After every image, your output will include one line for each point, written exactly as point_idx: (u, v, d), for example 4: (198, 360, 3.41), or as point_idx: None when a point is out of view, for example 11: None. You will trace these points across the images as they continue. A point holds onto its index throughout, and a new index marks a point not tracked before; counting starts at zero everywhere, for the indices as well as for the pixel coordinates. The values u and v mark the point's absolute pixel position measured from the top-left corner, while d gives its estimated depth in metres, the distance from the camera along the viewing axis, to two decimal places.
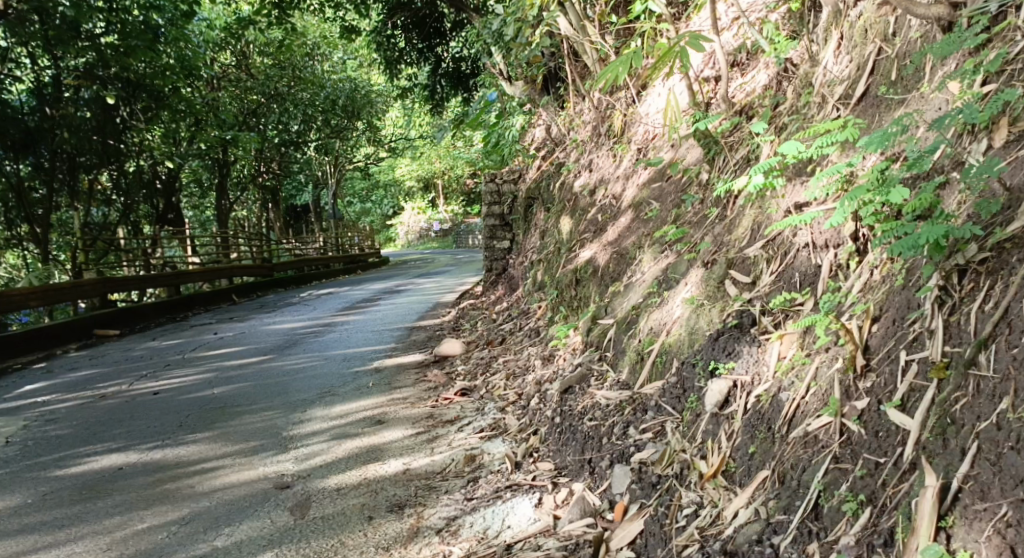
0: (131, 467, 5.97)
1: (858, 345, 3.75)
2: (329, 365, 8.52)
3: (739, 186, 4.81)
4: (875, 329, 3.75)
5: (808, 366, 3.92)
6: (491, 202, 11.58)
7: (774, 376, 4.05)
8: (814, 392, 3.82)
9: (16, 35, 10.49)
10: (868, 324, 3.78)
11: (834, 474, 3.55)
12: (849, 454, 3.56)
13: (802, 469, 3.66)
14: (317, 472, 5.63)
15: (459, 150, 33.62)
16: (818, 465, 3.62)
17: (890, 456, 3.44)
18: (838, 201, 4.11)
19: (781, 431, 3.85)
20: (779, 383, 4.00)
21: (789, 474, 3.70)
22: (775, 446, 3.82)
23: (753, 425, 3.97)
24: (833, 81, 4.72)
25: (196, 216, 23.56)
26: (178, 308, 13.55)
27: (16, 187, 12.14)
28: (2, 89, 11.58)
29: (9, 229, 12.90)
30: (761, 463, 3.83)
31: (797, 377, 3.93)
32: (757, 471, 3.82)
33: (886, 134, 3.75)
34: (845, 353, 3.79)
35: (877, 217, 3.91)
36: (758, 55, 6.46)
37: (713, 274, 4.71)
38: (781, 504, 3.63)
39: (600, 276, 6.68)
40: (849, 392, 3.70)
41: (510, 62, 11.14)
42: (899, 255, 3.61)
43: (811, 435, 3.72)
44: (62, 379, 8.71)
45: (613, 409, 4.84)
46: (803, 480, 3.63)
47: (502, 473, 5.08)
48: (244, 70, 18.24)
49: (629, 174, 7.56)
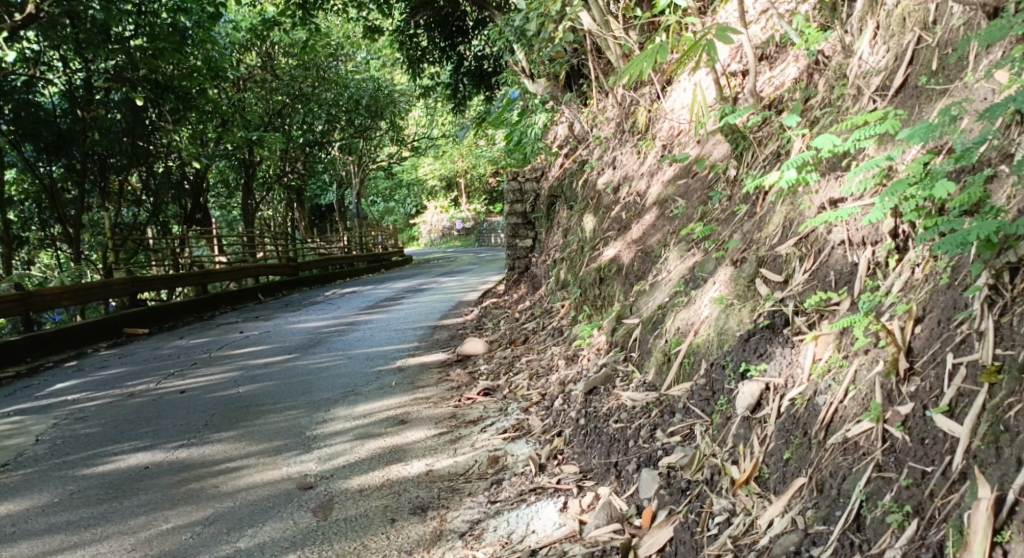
0: (156, 467, 5.91)
1: (901, 347, 3.60)
2: (352, 364, 8.44)
3: (771, 182, 4.67)
4: (918, 330, 3.60)
5: (846, 368, 3.77)
6: (513, 201, 11.44)
7: (809, 379, 3.91)
8: (853, 396, 3.68)
9: (49, 39, 10.43)
10: (911, 325, 3.63)
11: (877, 484, 3.41)
12: (893, 462, 3.41)
13: (842, 477, 3.52)
14: (340, 472, 5.55)
15: (481, 149, 33.56)
16: (859, 473, 3.48)
17: (937, 464, 3.30)
18: (878, 196, 3.96)
19: (817, 435, 3.71)
20: (815, 385, 3.86)
21: (827, 482, 3.55)
22: (811, 452, 3.68)
23: (788, 429, 3.83)
24: (868, 73, 4.57)
25: (222, 215, 23.61)
26: (204, 307, 13.54)
27: (49, 188, 12.29)
28: (33, 92, 11.62)
29: (42, 230, 13.28)
30: (797, 469, 3.69)
31: (833, 380, 3.79)
32: (793, 478, 3.68)
33: (930, 127, 3.61)
34: (886, 355, 3.65)
35: (919, 213, 3.77)
36: (788, 49, 6.33)
37: (743, 273, 4.58)
38: (820, 514, 3.49)
39: (624, 275, 6.56)
40: (891, 396, 3.55)
41: (533, 59, 11.05)
42: (944, 254, 3.48)
43: (851, 441, 3.58)
44: (91, 378, 8.70)
45: (639, 411, 4.72)
46: (844, 489, 3.48)
47: (526, 476, 4.98)
48: (269, 71, 18.28)
49: (654, 171, 7.44)
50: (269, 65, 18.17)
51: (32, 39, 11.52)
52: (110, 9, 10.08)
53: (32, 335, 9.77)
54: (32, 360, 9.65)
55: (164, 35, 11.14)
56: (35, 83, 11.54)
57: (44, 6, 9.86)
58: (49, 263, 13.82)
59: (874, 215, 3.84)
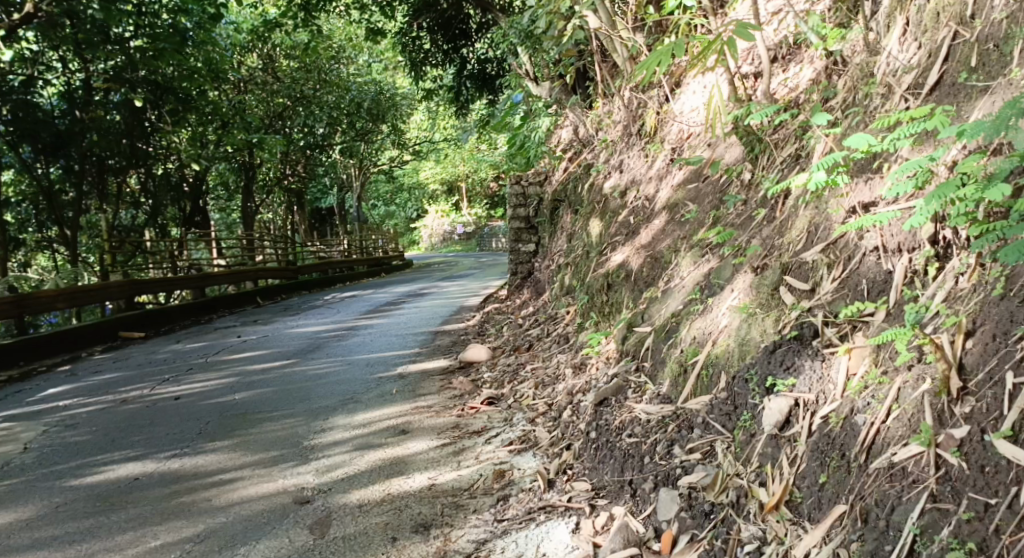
0: (147, 478, 5.67)
1: (952, 364, 3.38)
2: (352, 370, 8.20)
3: (798, 184, 4.42)
4: (970, 345, 3.38)
5: (887, 386, 3.54)
6: (516, 205, 11.21)
7: (844, 395, 3.68)
8: (897, 416, 3.44)
9: (48, 39, 10.11)
10: (962, 338, 3.40)
11: (933, 516, 3.18)
12: (950, 493, 3.19)
13: (891, 508, 3.29)
14: (338, 486, 5.31)
15: (484, 153, 33.29)
16: (911, 502, 3.25)
17: (1002, 497, 3.09)
18: (920, 198, 3.74)
19: (857, 459, 3.48)
20: (852, 403, 3.62)
21: (873, 511, 3.32)
22: (851, 476, 3.46)
23: (823, 450, 3.60)
24: (897, 71, 4.35)
25: (222, 217, 23.39)
26: (202, 311, 13.30)
27: (47, 190, 12.01)
28: (31, 93, 11.34)
29: (39, 232, 12.89)
30: (835, 495, 3.46)
31: (873, 398, 3.56)
32: (831, 505, 3.45)
33: (1002, 123, 3.35)
34: (935, 372, 3.42)
35: (970, 218, 3.55)
36: (803, 50, 6.12)
37: (766, 280, 4.35)
38: (866, 547, 3.26)
39: (633, 280, 6.33)
40: (942, 418, 3.33)
41: (538, 61, 10.83)
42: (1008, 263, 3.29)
43: (898, 467, 3.35)
44: (85, 383, 8.46)
45: (654, 425, 4.48)
46: (893, 521, 3.25)
47: (534, 492, 4.73)
48: (270, 73, 18.12)
49: (663, 174, 7.20)
50: (270, 67, 17.94)
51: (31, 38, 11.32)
52: (110, 8, 9.81)
53: (25, 338, 9.53)
54: (25, 364, 9.41)
55: (165, 35, 10.92)
56: (34, 83, 11.34)
57: (42, 4, 9.60)
58: (46, 265, 13.54)
59: (918, 218, 3.63)
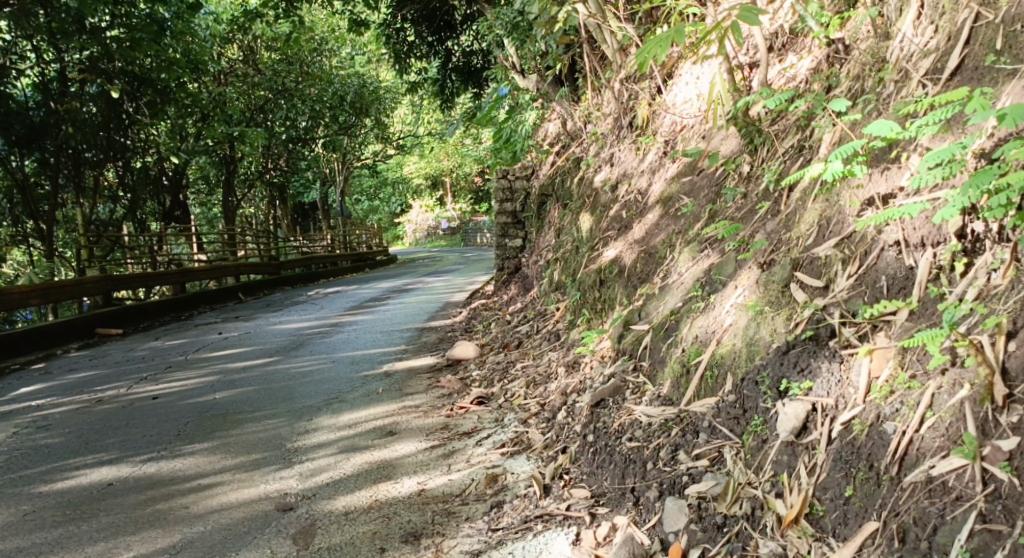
0: (121, 484, 5.42)
1: (995, 369, 3.22)
2: (337, 368, 7.95)
3: (813, 174, 4.12)
4: (1012, 348, 3.22)
5: (918, 391, 3.37)
6: (502, 199, 10.94)
7: (868, 400, 3.50)
8: (933, 425, 3.28)
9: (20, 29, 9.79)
10: (1004, 341, 3.24)
11: (984, 538, 3.03)
12: (1001, 513, 3.04)
13: (934, 528, 3.12)
14: (322, 491, 5.07)
15: (468, 148, 33.07)
16: (957, 522, 3.09)
17: None
18: (953, 191, 3.54)
19: (889, 471, 3.31)
20: (878, 409, 3.45)
21: (911, 529, 3.16)
22: (882, 489, 3.29)
23: (846, 460, 3.42)
24: (912, 56, 4.18)
25: (202, 212, 22.98)
26: (182, 307, 12.99)
27: (21, 183, 11.75)
28: (6, 85, 11.04)
29: (14, 226, 12.62)
30: (864, 510, 3.29)
31: (902, 404, 3.38)
32: (860, 521, 3.28)
33: None
34: (976, 377, 3.25)
35: (1007, 209, 3.37)
36: (801, 38, 5.90)
37: (775, 276, 4.15)
38: None
39: (625, 276, 6.11)
40: (987, 428, 3.17)
41: (524, 53, 10.40)
42: None
43: (938, 482, 3.19)
44: (59, 382, 8.17)
45: (657, 428, 4.26)
46: (937, 543, 3.10)
47: (530, 498, 4.51)
48: (252, 66, 17.96)
49: (656, 168, 6.99)
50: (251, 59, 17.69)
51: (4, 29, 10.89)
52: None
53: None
54: None
55: (141, 25, 10.53)
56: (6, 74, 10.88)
57: None
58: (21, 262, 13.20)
59: (951, 210, 3.47)
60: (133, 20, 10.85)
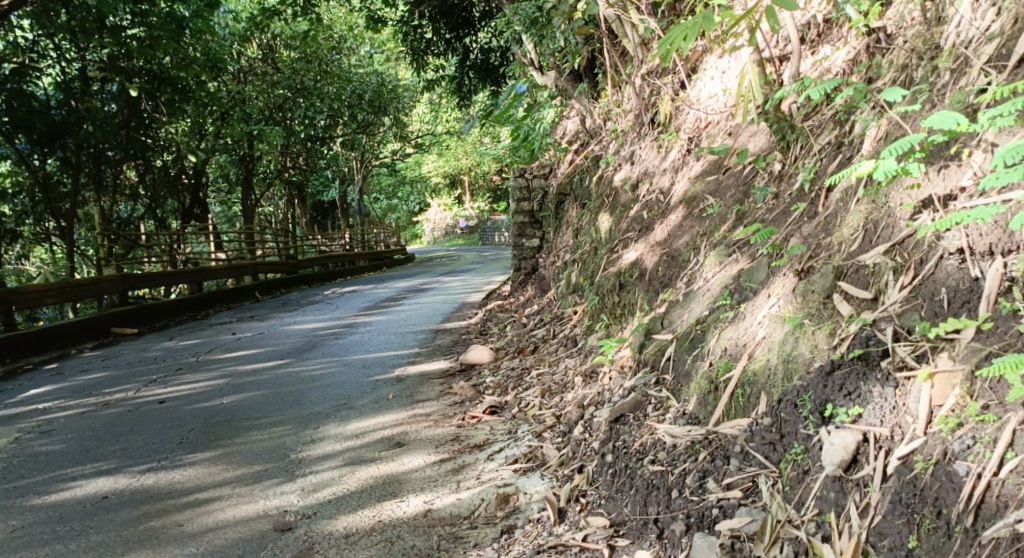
0: (116, 497, 5.08)
1: None
2: (347, 372, 7.61)
3: (863, 173, 3.62)
4: None
5: (996, 427, 3.02)
6: (520, 198, 10.56)
7: (932, 432, 3.15)
8: (1014, 469, 2.93)
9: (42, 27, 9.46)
10: None
11: None
12: None
13: None
14: (324, 509, 4.73)
15: (487, 147, 32.71)
16: None
17: None
18: None
19: (962, 521, 2.96)
20: (946, 443, 3.10)
21: None
22: (954, 542, 2.94)
23: (908, 502, 3.07)
24: (972, 41, 3.84)
25: (222, 210, 22.76)
26: (199, 306, 12.69)
27: (43, 182, 11.28)
28: (28, 83, 10.57)
29: (36, 225, 12.08)
30: None
31: (976, 441, 3.04)
32: None
33: None
34: None
35: None
36: (837, 27, 5.49)
37: (815, 286, 3.80)
38: None
39: (647, 280, 5.73)
40: None
41: (542, 50, 10.10)
42: None
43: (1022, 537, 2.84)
44: (69, 383, 7.86)
45: (682, 452, 3.89)
46: None
47: (543, 525, 4.16)
48: (269, 64, 17.57)
49: (679, 165, 6.62)
50: (271, 57, 17.41)
51: (26, 27, 10.62)
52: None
53: (11, 334, 8.92)
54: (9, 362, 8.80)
55: (160, 22, 10.18)
56: (28, 72, 10.54)
57: None
58: (44, 260, 12.95)
59: None
60: (152, 18, 10.52)
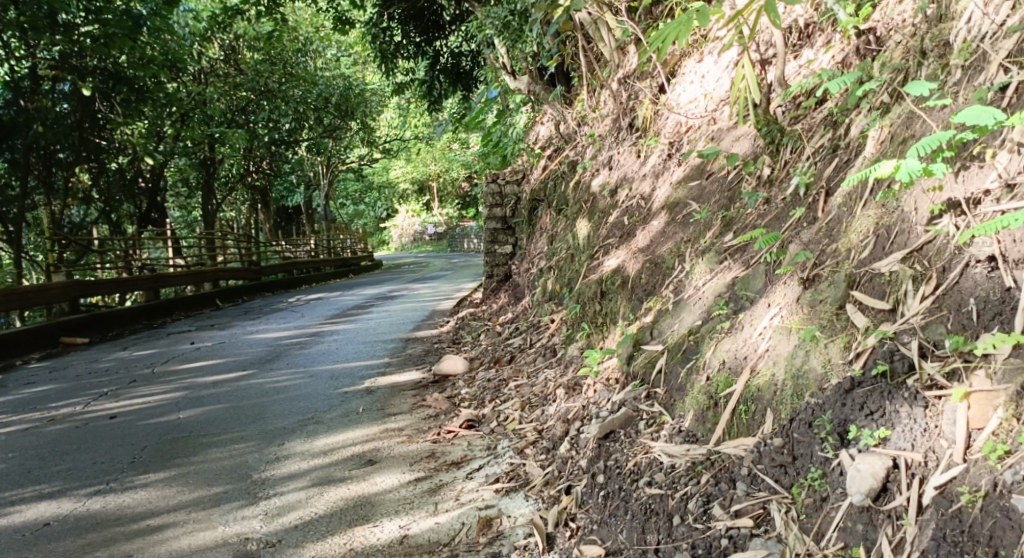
0: (60, 524, 4.73)
1: None
2: (315, 384, 7.27)
3: (882, 174, 3.37)
4: None
5: None
6: (491, 204, 10.12)
7: (976, 458, 2.95)
8: None
9: None
10: None
11: None
12: None
13: None
14: (290, 537, 4.40)
15: (457, 153, 32.37)
16: None
17: None
18: None
19: None
20: (994, 473, 2.89)
21: None
22: None
23: (955, 539, 2.87)
24: (988, 36, 3.65)
25: (183, 214, 22.23)
26: (156, 315, 12.23)
27: None
28: None
29: None
30: None
31: None
32: None
33: None
34: None
35: None
36: (822, 28, 5.26)
37: (825, 296, 3.59)
38: None
39: (629, 288, 5.48)
40: None
41: (514, 55, 9.77)
42: None
43: None
44: (14, 397, 7.44)
45: (682, 473, 3.64)
46: None
47: (530, 553, 3.89)
48: (232, 65, 17.14)
49: (660, 170, 6.37)
50: (233, 58, 17.00)
51: None
52: None
53: None
54: None
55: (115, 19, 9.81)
56: None
57: None
58: None
59: None
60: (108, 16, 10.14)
